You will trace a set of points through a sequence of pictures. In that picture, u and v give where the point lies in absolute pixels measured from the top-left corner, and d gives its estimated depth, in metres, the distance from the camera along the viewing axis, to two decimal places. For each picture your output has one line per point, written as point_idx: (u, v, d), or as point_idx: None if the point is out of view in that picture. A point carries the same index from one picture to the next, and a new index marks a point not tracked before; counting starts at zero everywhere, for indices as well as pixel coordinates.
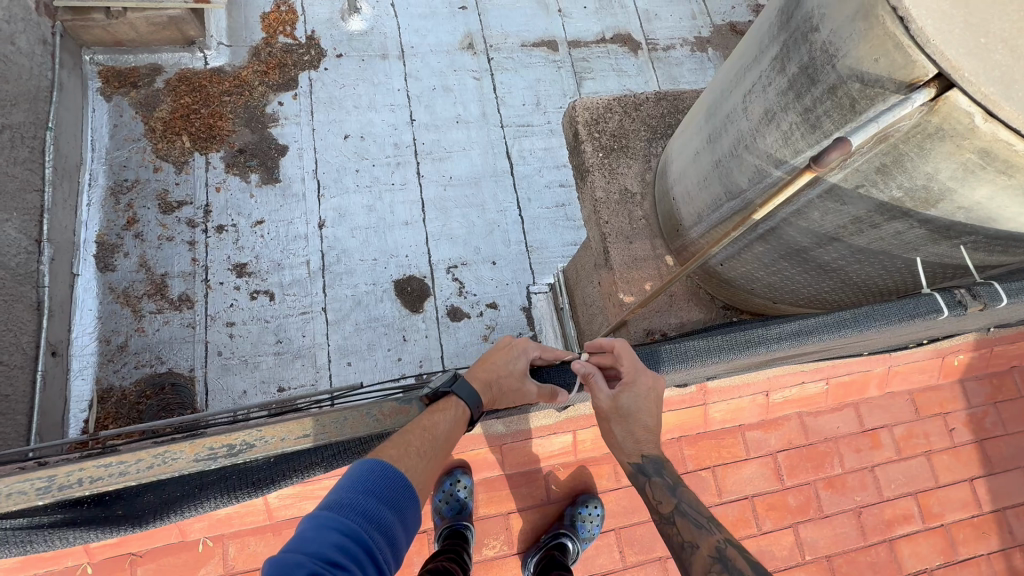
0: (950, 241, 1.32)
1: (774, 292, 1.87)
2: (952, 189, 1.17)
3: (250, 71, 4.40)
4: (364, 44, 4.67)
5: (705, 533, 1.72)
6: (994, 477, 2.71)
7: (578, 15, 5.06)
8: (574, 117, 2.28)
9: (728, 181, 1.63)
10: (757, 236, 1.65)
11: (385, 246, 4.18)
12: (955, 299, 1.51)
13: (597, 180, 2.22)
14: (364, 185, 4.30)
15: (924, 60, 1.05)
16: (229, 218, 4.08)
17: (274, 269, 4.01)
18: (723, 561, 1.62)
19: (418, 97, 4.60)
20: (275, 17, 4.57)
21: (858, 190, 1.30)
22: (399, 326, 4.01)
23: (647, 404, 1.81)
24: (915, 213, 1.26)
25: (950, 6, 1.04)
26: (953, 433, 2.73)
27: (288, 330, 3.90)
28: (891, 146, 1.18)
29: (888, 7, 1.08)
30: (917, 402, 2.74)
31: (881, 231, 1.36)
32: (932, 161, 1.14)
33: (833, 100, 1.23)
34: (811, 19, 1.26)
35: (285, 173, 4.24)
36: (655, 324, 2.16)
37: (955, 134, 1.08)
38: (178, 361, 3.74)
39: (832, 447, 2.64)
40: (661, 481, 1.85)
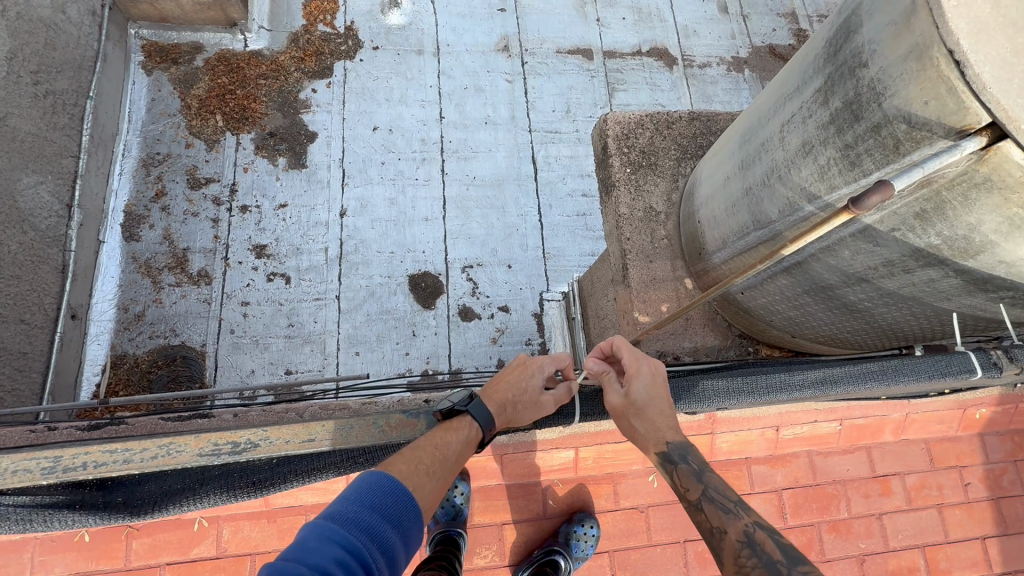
0: (988, 295, 1.26)
1: (794, 326, 1.84)
2: (995, 242, 1.13)
3: (288, 57, 4.47)
4: (401, 39, 4.71)
5: (732, 519, 1.62)
6: (1006, 535, 2.61)
7: (616, 26, 5.04)
8: (604, 130, 2.25)
9: (757, 210, 1.61)
10: (782, 269, 1.62)
11: (403, 240, 4.20)
12: (990, 360, 1.62)
13: (623, 196, 2.19)
14: (388, 177, 4.33)
15: (978, 107, 1.02)
16: (253, 199, 4.14)
17: (293, 252, 4.06)
18: (752, 546, 1.54)
19: (450, 95, 4.63)
20: (316, 5, 4.65)
21: (893, 233, 1.27)
22: (410, 321, 4.02)
23: (660, 403, 1.78)
24: (952, 262, 1.22)
25: (1011, 53, 0.99)
26: (967, 488, 2.64)
27: (300, 314, 3.93)
28: (934, 192, 1.14)
29: (944, 50, 1.04)
30: (932, 452, 2.66)
31: (914, 277, 1.32)
32: (976, 212, 1.11)
33: (877, 139, 1.20)
34: (860, 54, 1.23)
35: (312, 159, 4.29)
36: (668, 346, 2.13)
37: (1003, 187, 1.04)
38: (192, 335, 3.79)
39: (840, 490, 2.58)
40: (687, 467, 1.72)
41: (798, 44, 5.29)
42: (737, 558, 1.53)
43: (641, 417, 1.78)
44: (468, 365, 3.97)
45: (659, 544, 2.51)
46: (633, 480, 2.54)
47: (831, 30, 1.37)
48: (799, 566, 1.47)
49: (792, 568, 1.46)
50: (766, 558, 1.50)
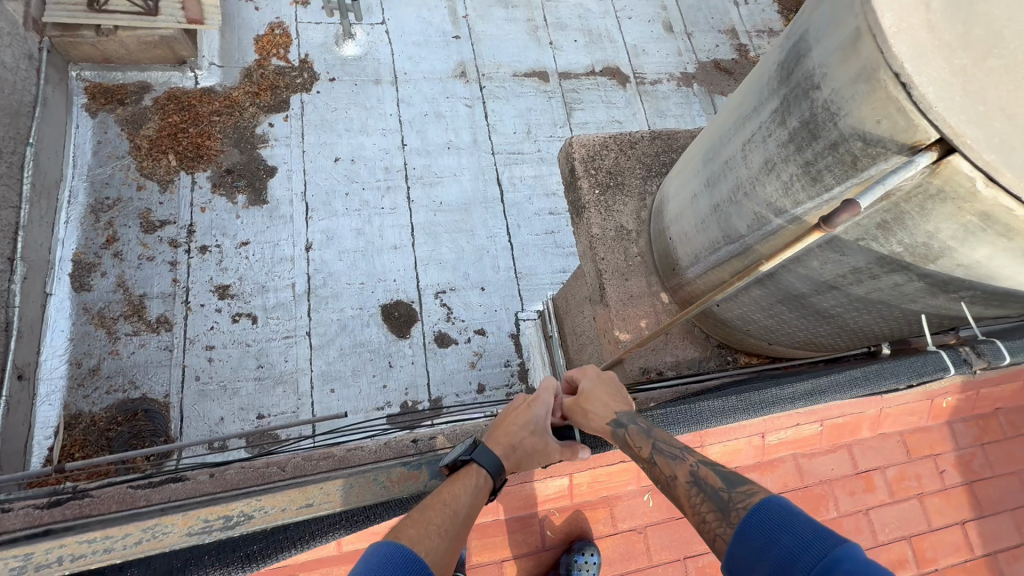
0: (948, 295, 1.33)
1: (771, 334, 1.88)
2: (952, 247, 1.19)
3: (242, 92, 4.44)
4: (357, 69, 4.76)
5: (680, 462, 1.62)
6: (986, 519, 2.49)
7: (568, 48, 5.20)
8: (570, 154, 2.31)
9: (726, 225, 1.66)
10: (755, 281, 1.67)
11: (373, 270, 4.14)
12: (960, 359, 1.76)
13: (594, 217, 2.23)
14: (353, 208, 4.29)
15: (926, 124, 1.08)
16: (213, 238, 4.00)
17: (258, 291, 3.93)
18: (698, 482, 1.55)
19: (410, 122, 4.67)
20: (268, 40, 4.67)
21: (858, 242, 1.33)
22: (386, 352, 3.93)
23: (608, 390, 1.89)
24: (914, 267, 1.29)
25: (950, 74, 1.07)
26: (943, 475, 2.52)
27: (270, 355, 3.79)
28: (893, 204, 1.20)
29: (890, 73, 1.11)
30: (908, 443, 2.53)
31: (880, 282, 1.39)
32: (933, 221, 1.17)
33: (835, 156, 1.26)
34: (811, 78, 1.30)
35: (273, 194, 4.21)
36: (652, 362, 2.13)
37: (956, 197, 1.11)
38: (153, 386, 3.59)
39: (826, 490, 2.43)
40: (637, 427, 1.74)
41: (741, 58, 5.56)
42: (690, 500, 1.53)
43: (591, 401, 1.88)
44: (449, 393, 3.90)
45: (660, 564, 2.50)
46: (629, 501, 2.53)
47: (782, 54, 1.45)
48: (738, 487, 1.48)
49: (732, 491, 1.48)
50: (710, 490, 1.51)
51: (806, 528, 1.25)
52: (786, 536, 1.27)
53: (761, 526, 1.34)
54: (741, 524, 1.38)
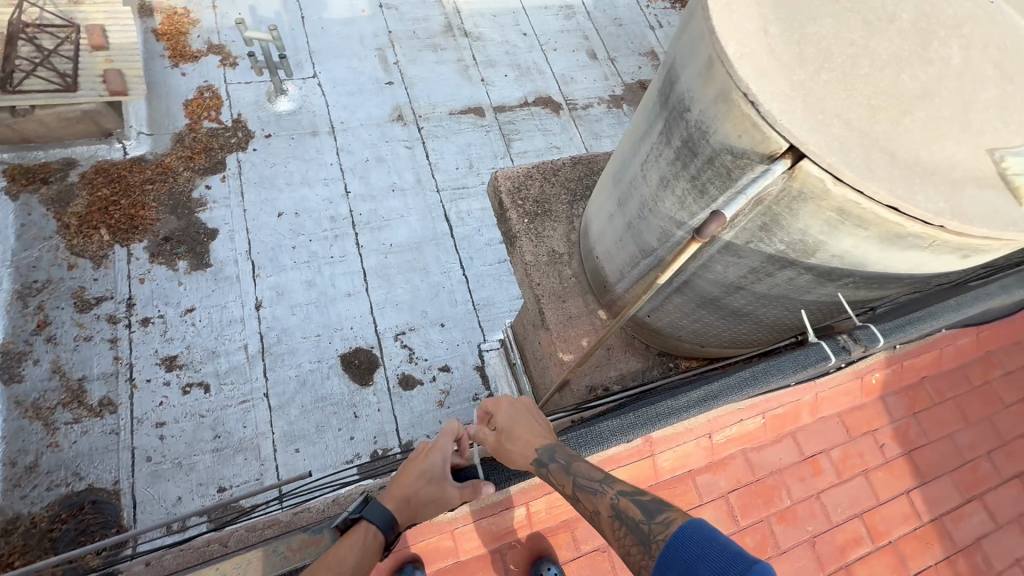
0: (835, 282, 1.33)
1: (700, 338, 1.86)
2: (824, 241, 1.20)
3: (175, 158, 4.38)
4: (293, 123, 4.78)
5: (601, 496, 1.50)
6: (935, 488, 2.02)
7: (500, 83, 5.39)
8: (497, 188, 2.39)
9: (640, 241, 1.69)
10: (673, 289, 1.64)
11: (329, 320, 4.07)
12: (840, 346, 1.83)
13: (526, 245, 2.28)
14: (302, 261, 4.24)
15: (777, 136, 1.11)
16: (155, 309, 3.86)
17: (208, 358, 3.78)
18: (620, 516, 1.43)
19: (352, 169, 4.70)
20: (198, 104, 4.65)
21: (749, 245, 1.31)
22: (349, 403, 3.82)
23: (527, 429, 1.74)
24: (800, 261, 1.28)
25: (790, 90, 1.12)
26: (887, 452, 2.02)
27: (227, 423, 3.62)
28: (767, 208, 1.19)
29: (740, 92, 1.14)
30: (845, 423, 2.02)
31: (777, 278, 1.38)
32: (802, 220, 1.17)
33: (713, 169, 1.28)
34: (683, 100, 1.33)
35: (217, 256, 4.11)
36: (598, 379, 2.14)
37: (813, 197, 1.12)
38: (100, 474, 3.37)
39: (780, 479, 1.94)
40: (556, 466, 1.60)
41: None
42: (613, 533, 1.43)
43: (517, 437, 1.73)
44: (420, 435, 3.82)
45: None
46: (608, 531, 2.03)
47: (662, 76, 1.49)
48: (657, 518, 1.39)
49: (651, 523, 1.38)
50: (631, 523, 1.40)
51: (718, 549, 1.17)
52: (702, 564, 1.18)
53: (682, 556, 1.24)
54: (663, 555, 1.29)
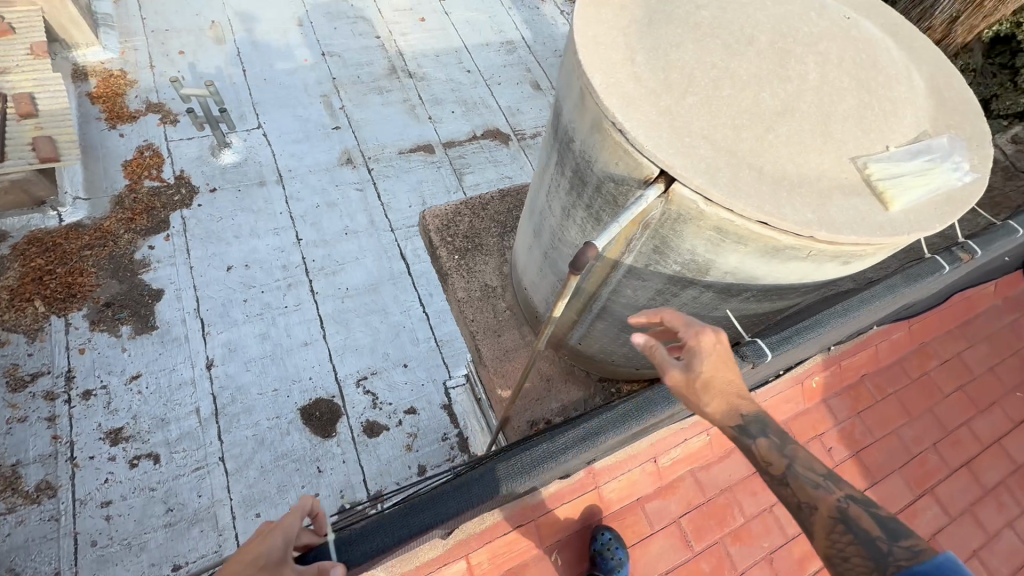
0: (738, 296, 1.29)
1: (633, 359, 1.81)
2: (713, 259, 1.16)
3: (115, 220, 4.25)
4: (239, 175, 4.72)
5: (825, 493, 1.08)
6: (889, 490, 1.86)
7: (447, 119, 5.47)
8: (426, 227, 2.39)
9: (557, 270, 1.69)
10: (593, 315, 1.60)
11: (286, 372, 3.92)
12: (723, 363, 1.52)
13: (457, 282, 2.27)
14: (254, 314, 4.11)
15: (647, 161, 1.08)
16: (97, 379, 3.66)
17: (157, 426, 3.58)
18: (848, 522, 1.03)
19: (303, 216, 4.64)
20: (137, 163, 4.55)
21: (648, 268, 1.28)
22: (312, 458, 3.66)
23: (730, 376, 1.16)
24: (698, 280, 1.25)
25: (658, 116, 1.09)
26: (832, 458, 1.84)
27: (180, 494, 3.41)
28: (654, 231, 1.17)
29: (609, 121, 1.11)
30: (790, 432, 1.83)
31: (682, 298, 1.34)
32: (687, 240, 1.14)
33: (602, 197, 1.26)
34: (568, 131, 1.32)
35: (162, 317, 3.95)
36: (538, 412, 2.01)
37: (691, 217, 1.09)
38: (39, 567, 3.11)
39: (731, 498, 1.87)
40: (767, 442, 1.15)
41: None
42: (827, 534, 1.04)
43: (711, 387, 1.15)
44: (389, 483, 3.68)
45: None
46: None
47: (553, 108, 1.49)
48: (904, 539, 0.99)
49: (895, 543, 0.98)
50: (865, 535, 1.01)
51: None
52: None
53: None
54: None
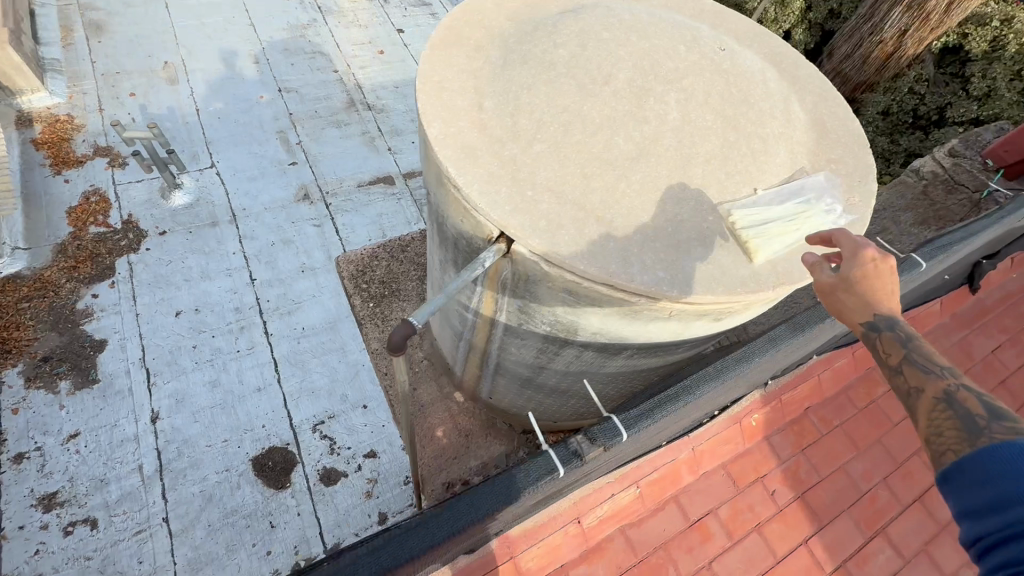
0: (613, 349, 1.78)
1: (551, 396, 2.27)
2: (575, 312, 1.61)
3: (56, 270, 4.09)
4: (190, 217, 4.58)
5: (935, 379, 1.25)
6: (835, 534, 2.24)
7: (407, 151, 5.42)
8: (344, 274, 3.09)
9: (457, 317, 2.10)
10: (498, 355, 2.08)
11: (237, 421, 3.74)
12: (572, 448, 1.64)
13: (373, 331, 2.89)
14: (205, 360, 3.93)
15: (484, 220, 1.51)
16: (32, 441, 3.46)
17: (95, 488, 3.37)
18: (951, 401, 1.20)
19: (257, 255, 4.51)
20: (82, 209, 4.41)
21: (524, 316, 1.75)
22: (264, 513, 3.45)
23: (882, 288, 1.36)
24: (571, 334, 1.73)
25: (497, 171, 1.52)
26: (776, 497, 2.26)
27: (119, 562, 3.19)
28: (517, 283, 1.62)
29: (451, 180, 1.53)
30: (732, 474, 2.27)
31: (568, 347, 1.81)
32: (545, 296, 1.60)
33: (467, 250, 1.71)
34: (436, 203, 1.78)
35: (104, 370, 3.76)
36: (455, 472, 2.53)
37: (541, 277, 1.52)
38: None
39: (664, 556, 2.08)
40: (892, 335, 1.32)
41: None
42: (929, 416, 1.21)
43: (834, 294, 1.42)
44: (347, 535, 3.47)
45: None
46: None
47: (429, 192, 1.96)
48: (1006, 420, 1.12)
49: (994, 421, 1.12)
50: (964, 414, 1.16)
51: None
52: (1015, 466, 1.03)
53: (993, 450, 1.08)
54: (984, 450, 1.09)
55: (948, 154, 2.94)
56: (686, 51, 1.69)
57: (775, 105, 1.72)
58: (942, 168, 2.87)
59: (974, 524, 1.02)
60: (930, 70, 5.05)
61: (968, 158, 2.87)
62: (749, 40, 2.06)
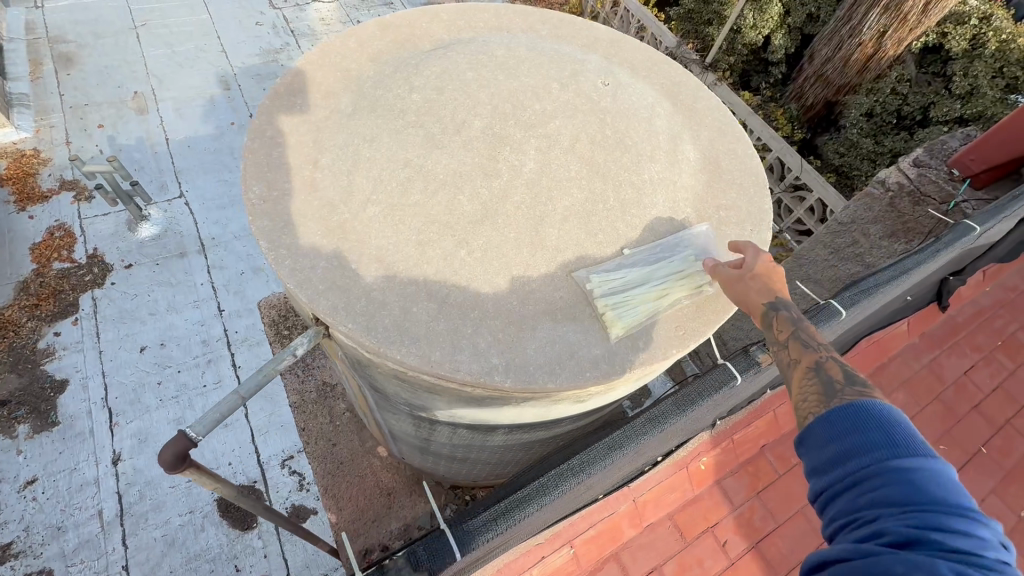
0: (486, 426, 1.86)
1: (463, 459, 2.38)
2: (422, 395, 1.67)
3: (17, 308, 4.02)
4: (157, 248, 4.49)
5: (813, 352, 1.39)
6: None
7: None
8: None
9: (353, 389, 2.28)
10: (392, 421, 2.21)
11: (202, 460, 3.62)
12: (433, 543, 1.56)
13: None
14: (169, 397, 3.82)
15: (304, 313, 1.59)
16: None
17: (53, 536, 3.27)
18: (818, 368, 1.34)
19: (226, 284, 4.40)
20: (46, 245, 4.34)
21: (386, 392, 1.84)
22: (229, 556, 3.32)
23: (772, 275, 1.49)
24: (434, 412, 1.81)
25: (326, 236, 1.57)
26: (727, 548, 2.21)
27: None
28: (359, 363, 1.70)
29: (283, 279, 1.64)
30: (679, 525, 2.24)
31: (441, 422, 1.91)
32: (384, 377, 1.66)
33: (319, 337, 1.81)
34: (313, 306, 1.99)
35: (65, 411, 3.67)
36: None
37: (369, 362, 1.59)
38: None
39: None
40: (787, 316, 1.45)
41: None
42: (799, 383, 1.34)
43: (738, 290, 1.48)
44: None
45: None
46: None
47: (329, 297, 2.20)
48: (858, 385, 1.25)
49: (849, 386, 1.25)
50: (826, 378, 1.30)
51: (900, 433, 1.06)
52: (860, 421, 1.13)
53: (843, 408, 1.18)
54: (836, 409, 1.19)
55: (914, 164, 2.84)
56: (560, 89, 1.83)
57: (659, 146, 1.81)
58: (908, 179, 2.77)
59: (817, 482, 1.11)
60: (911, 70, 5.01)
61: (934, 167, 2.80)
62: (645, 71, 2.18)
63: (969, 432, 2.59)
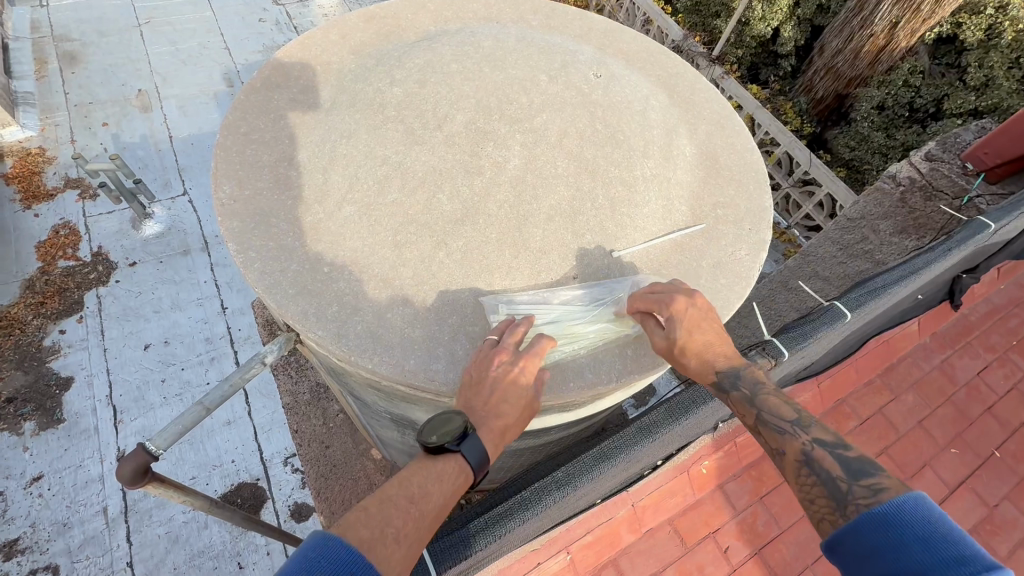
0: None
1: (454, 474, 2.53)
2: (399, 403, 1.82)
3: (23, 306, 4.05)
4: (161, 246, 4.50)
5: (790, 438, 1.36)
6: None
7: None
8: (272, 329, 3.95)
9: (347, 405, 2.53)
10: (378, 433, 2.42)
11: (206, 457, 3.63)
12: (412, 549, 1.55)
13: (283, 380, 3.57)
14: (172, 395, 3.83)
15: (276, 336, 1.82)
16: None
17: (58, 532, 3.29)
18: (811, 463, 1.30)
19: (229, 283, 4.40)
20: (52, 243, 4.37)
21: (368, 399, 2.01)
22: (233, 552, 3.32)
23: (702, 332, 1.49)
24: (414, 419, 1.93)
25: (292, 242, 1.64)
26: (729, 555, 2.18)
27: None
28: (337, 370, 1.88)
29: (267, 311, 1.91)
30: (679, 530, 2.19)
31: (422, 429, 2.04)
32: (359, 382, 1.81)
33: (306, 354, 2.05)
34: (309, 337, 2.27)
35: (70, 409, 3.69)
36: None
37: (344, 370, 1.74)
38: None
39: None
40: (740, 395, 1.47)
41: None
42: (798, 481, 1.30)
43: (694, 350, 1.49)
44: None
45: None
46: None
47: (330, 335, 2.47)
48: (863, 480, 1.21)
49: (855, 484, 1.21)
50: (825, 475, 1.25)
51: (948, 549, 0.96)
52: (895, 535, 1.04)
53: (873, 520, 1.10)
54: (866, 517, 1.12)
55: (926, 158, 2.76)
56: (549, 82, 1.86)
57: (652, 144, 1.85)
58: (920, 173, 2.70)
59: None
60: (924, 62, 4.89)
61: (948, 161, 2.71)
62: (641, 63, 2.22)
63: (984, 434, 2.53)
